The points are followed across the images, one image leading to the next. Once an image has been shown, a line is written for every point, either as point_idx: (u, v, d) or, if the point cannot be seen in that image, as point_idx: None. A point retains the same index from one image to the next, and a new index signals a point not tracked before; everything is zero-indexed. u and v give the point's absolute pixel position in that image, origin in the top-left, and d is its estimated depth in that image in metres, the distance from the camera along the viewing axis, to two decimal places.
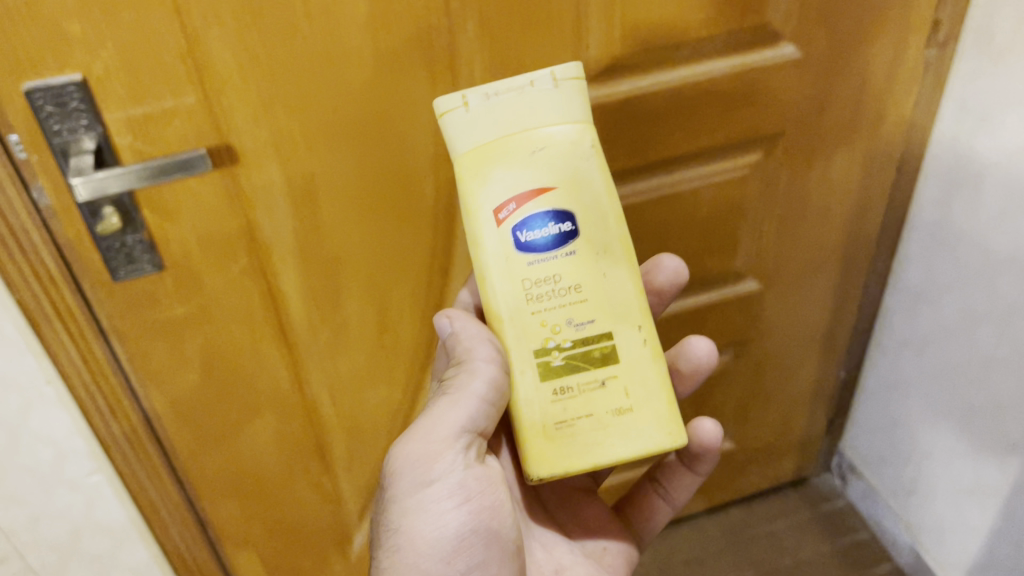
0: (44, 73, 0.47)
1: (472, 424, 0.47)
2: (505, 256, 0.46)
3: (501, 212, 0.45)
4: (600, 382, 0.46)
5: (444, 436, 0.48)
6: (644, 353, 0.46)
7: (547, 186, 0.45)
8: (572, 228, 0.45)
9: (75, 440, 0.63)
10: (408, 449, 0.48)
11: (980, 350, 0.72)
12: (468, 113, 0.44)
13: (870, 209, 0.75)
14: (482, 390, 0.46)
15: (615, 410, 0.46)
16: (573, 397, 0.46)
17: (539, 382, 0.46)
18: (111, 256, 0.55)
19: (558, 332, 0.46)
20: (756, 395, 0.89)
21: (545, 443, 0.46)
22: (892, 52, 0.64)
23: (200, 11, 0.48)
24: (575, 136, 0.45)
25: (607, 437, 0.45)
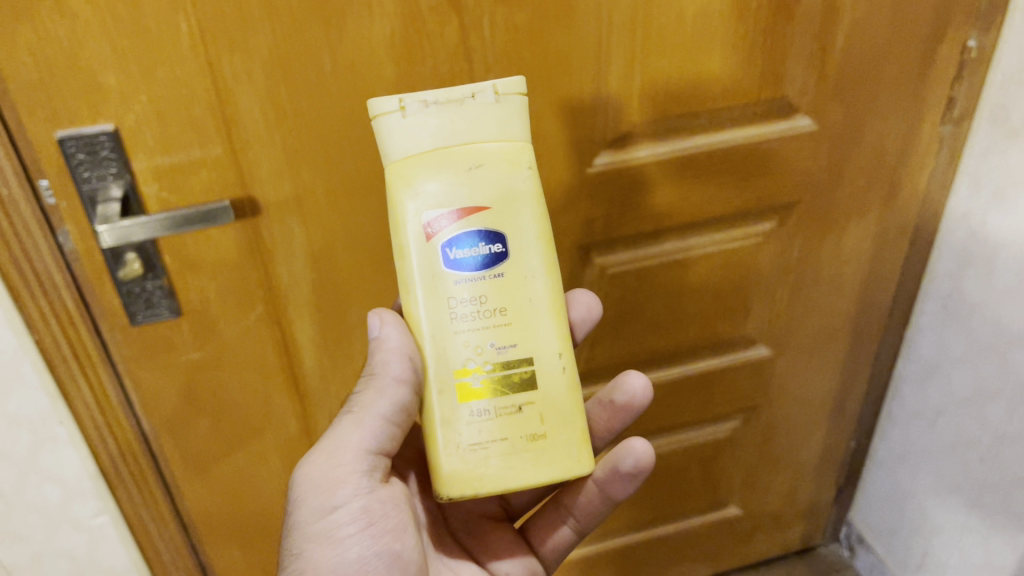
0: (77, 123, 0.49)
1: (376, 441, 0.47)
2: (432, 272, 0.44)
3: (430, 227, 0.44)
4: (517, 408, 0.44)
5: (347, 459, 0.46)
6: (563, 381, 0.45)
7: (481, 206, 0.43)
8: (502, 250, 0.44)
9: (84, 481, 0.64)
10: (310, 473, 0.47)
11: (992, 427, 0.72)
12: (404, 120, 0.43)
13: (882, 279, 0.75)
14: (386, 404, 0.46)
15: (530, 436, 0.44)
16: (490, 421, 0.44)
17: (456, 403, 0.44)
18: (131, 300, 0.56)
19: (479, 353, 0.44)
20: (764, 461, 0.88)
21: (456, 465, 0.44)
22: (905, 128, 0.65)
23: (231, 68, 0.49)
24: (512, 156, 0.44)
25: (518, 462, 0.44)
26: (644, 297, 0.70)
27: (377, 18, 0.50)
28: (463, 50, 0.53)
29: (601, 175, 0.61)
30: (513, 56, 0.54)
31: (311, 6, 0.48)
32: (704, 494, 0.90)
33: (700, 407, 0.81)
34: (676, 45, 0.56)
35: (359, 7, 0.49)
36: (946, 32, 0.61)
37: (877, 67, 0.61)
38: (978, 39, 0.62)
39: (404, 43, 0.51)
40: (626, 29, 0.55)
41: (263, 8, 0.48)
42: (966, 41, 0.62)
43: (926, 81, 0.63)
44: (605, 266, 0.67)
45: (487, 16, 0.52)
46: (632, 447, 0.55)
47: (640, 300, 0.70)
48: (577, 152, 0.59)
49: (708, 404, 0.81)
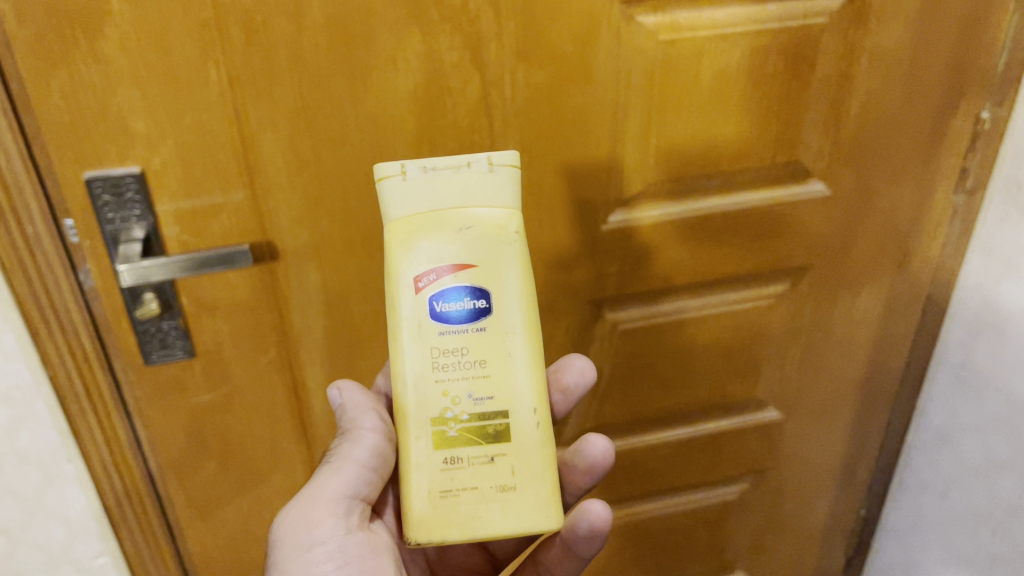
0: (106, 165, 0.50)
1: (354, 484, 0.47)
2: (417, 323, 0.44)
3: (419, 280, 0.44)
4: (489, 458, 0.44)
5: (325, 496, 0.46)
6: (537, 435, 0.45)
7: (468, 263, 0.44)
8: (487, 306, 0.44)
9: (88, 520, 0.63)
10: (289, 514, 0.46)
11: (1003, 501, 0.73)
12: (404, 182, 0.44)
13: (894, 346, 0.75)
14: (362, 448, 0.47)
15: (499, 486, 0.44)
16: (461, 469, 0.44)
17: (430, 450, 0.44)
18: (146, 339, 0.56)
19: (457, 404, 0.44)
20: (772, 526, 0.87)
21: (426, 511, 0.44)
22: (919, 197, 0.66)
23: (257, 117, 0.51)
24: (502, 220, 0.45)
25: (486, 512, 0.44)
26: (655, 354, 0.70)
27: (401, 73, 0.51)
28: (483, 106, 0.54)
29: (615, 232, 0.61)
30: (532, 113, 0.55)
31: (338, 60, 0.50)
32: (710, 557, 0.89)
33: (707, 470, 0.81)
34: (692, 109, 0.57)
35: (384, 62, 0.51)
36: (959, 103, 0.62)
37: (891, 135, 0.62)
38: (991, 110, 0.63)
39: (426, 98, 0.53)
40: (643, 90, 0.56)
41: (291, 61, 0.49)
42: (979, 112, 0.63)
43: (939, 150, 0.64)
44: (617, 321, 0.67)
45: (508, 74, 0.53)
46: (590, 511, 0.52)
47: (650, 357, 0.70)
48: (592, 209, 0.60)
49: (715, 466, 0.81)
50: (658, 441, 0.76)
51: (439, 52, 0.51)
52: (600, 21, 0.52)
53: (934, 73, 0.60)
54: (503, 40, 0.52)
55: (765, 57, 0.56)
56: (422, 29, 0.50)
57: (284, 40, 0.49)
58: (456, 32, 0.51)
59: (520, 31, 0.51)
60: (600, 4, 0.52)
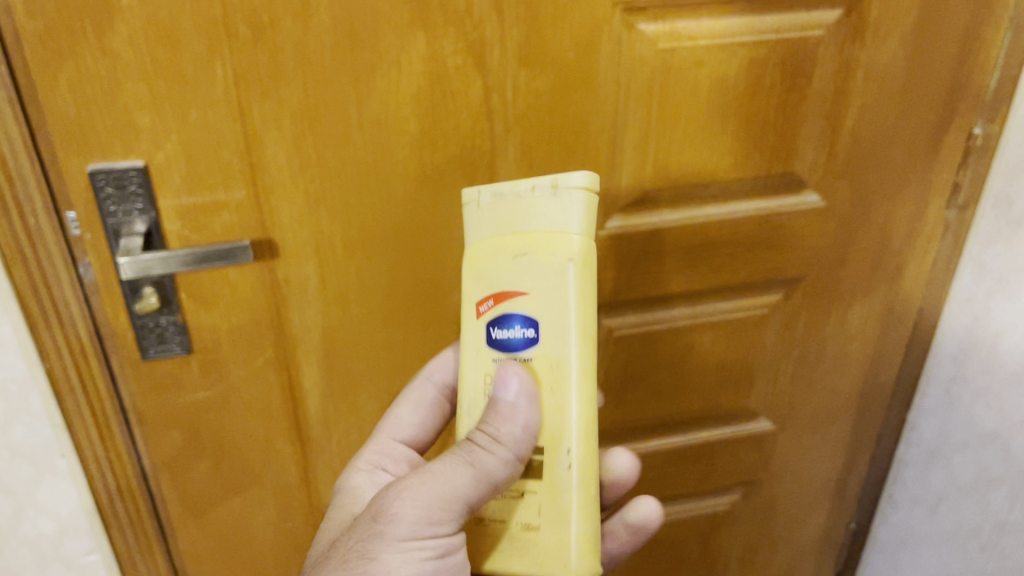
0: (110, 158, 0.50)
1: (477, 497, 0.43)
2: (476, 349, 0.45)
3: (481, 305, 0.44)
4: (520, 493, 0.44)
5: (449, 497, 0.42)
6: (576, 477, 0.43)
7: (518, 292, 0.43)
8: (533, 335, 0.43)
9: (79, 517, 0.63)
10: (409, 491, 0.42)
11: (992, 516, 0.77)
12: (477, 209, 0.45)
13: (886, 360, 0.76)
14: (505, 469, 0.43)
15: (528, 527, 0.43)
16: (499, 500, 0.44)
17: None
18: (144, 334, 0.57)
19: None
20: (763, 539, 0.88)
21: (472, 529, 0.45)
22: (914, 210, 0.67)
23: (262, 114, 0.51)
24: (552, 242, 0.43)
25: (522, 549, 0.43)
26: (649, 362, 0.70)
27: (404, 74, 0.52)
28: (486, 110, 0.55)
29: (613, 238, 0.62)
30: (534, 118, 0.55)
31: (344, 59, 0.51)
32: (701, 568, 0.89)
33: (698, 481, 0.81)
34: (691, 117, 0.58)
35: (388, 63, 0.51)
36: (951, 118, 0.63)
37: (885, 149, 0.63)
38: (983, 126, 0.64)
39: (429, 99, 0.53)
40: (643, 98, 0.57)
41: (297, 59, 0.50)
42: (972, 128, 0.64)
43: (932, 165, 0.65)
44: (612, 328, 0.67)
45: (510, 78, 0.54)
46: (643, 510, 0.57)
47: (643, 365, 0.70)
48: None
49: (707, 478, 0.81)
50: (651, 450, 0.77)
51: (442, 55, 0.52)
52: (601, 28, 0.53)
53: (928, 88, 0.61)
54: (505, 44, 0.52)
55: (763, 68, 0.57)
56: (426, 31, 0.51)
57: (290, 37, 0.49)
58: (461, 34, 0.52)
59: (524, 36, 0.52)
60: (603, 10, 0.53)
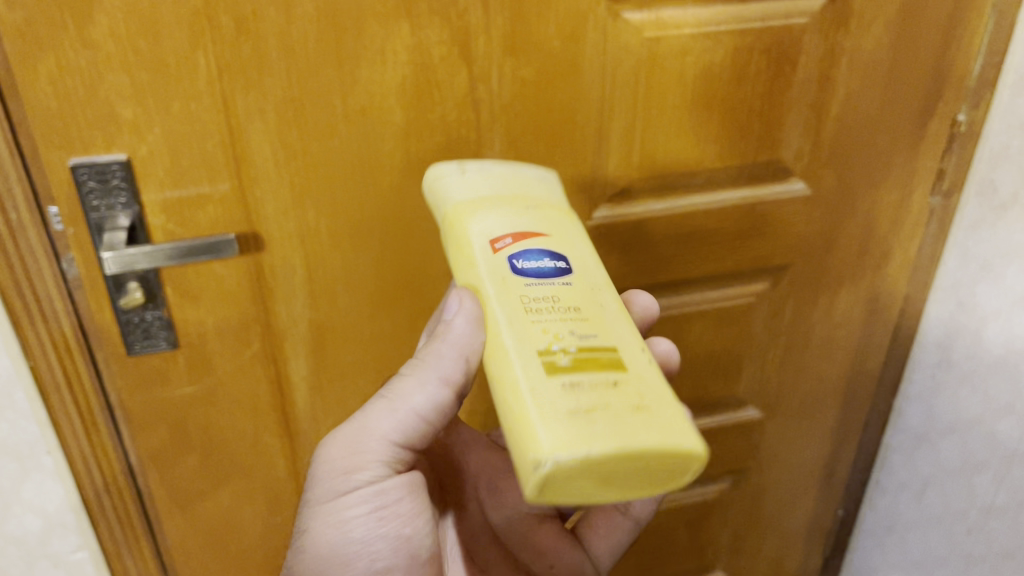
0: (92, 152, 0.50)
1: (402, 434, 0.45)
2: (501, 281, 0.40)
3: (496, 242, 0.42)
4: (610, 381, 0.37)
5: (370, 440, 0.45)
6: (653, 372, 0.38)
7: (539, 232, 0.43)
8: (566, 266, 0.42)
9: (66, 514, 0.63)
10: (334, 446, 0.46)
11: (979, 501, 0.77)
12: (458, 176, 0.46)
13: (872, 346, 0.76)
14: (423, 398, 0.44)
15: (630, 408, 0.36)
16: (583, 390, 0.36)
17: (543, 378, 0.36)
18: (129, 330, 0.56)
19: (559, 337, 0.38)
20: (752, 526, 0.88)
21: (556, 428, 0.34)
22: (898, 197, 0.67)
23: (245, 105, 0.51)
24: (556, 206, 0.46)
25: (627, 428, 0.35)
26: None
27: (389, 64, 0.52)
28: (472, 100, 0.54)
29: (600, 228, 0.62)
30: (520, 108, 0.55)
31: (329, 49, 0.50)
32: (690, 557, 0.90)
33: None
34: (677, 106, 0.58)
35: (373, 53, 0.51)
36: (936, 106, 0.63)
37: (870, 137, 0.63)
38: (967, 113, 0.64)
39: (414, 90, 0.53)
40: (629, 87, 0.56)
41: (281, 49, 0.49)
42: (956, 115, 0.64)
43: (917, 152, 0.65)
44: None
45: (496, 68, 0.53)
46: None
47: None
48: (578, 205, 0.61)
49: None
50: None
51: (428, 44, 0.52)
52: (587, 17, 0.53)
53: (912, 75, 0.61)
54: (491, 34, 0.52)
55: (748, 56, 0.57)
56: (411, 20, 0.51)
57: (273, 28, 0.49)
58: (446, 24, 0.51)
59: (509, 25, 0.52)
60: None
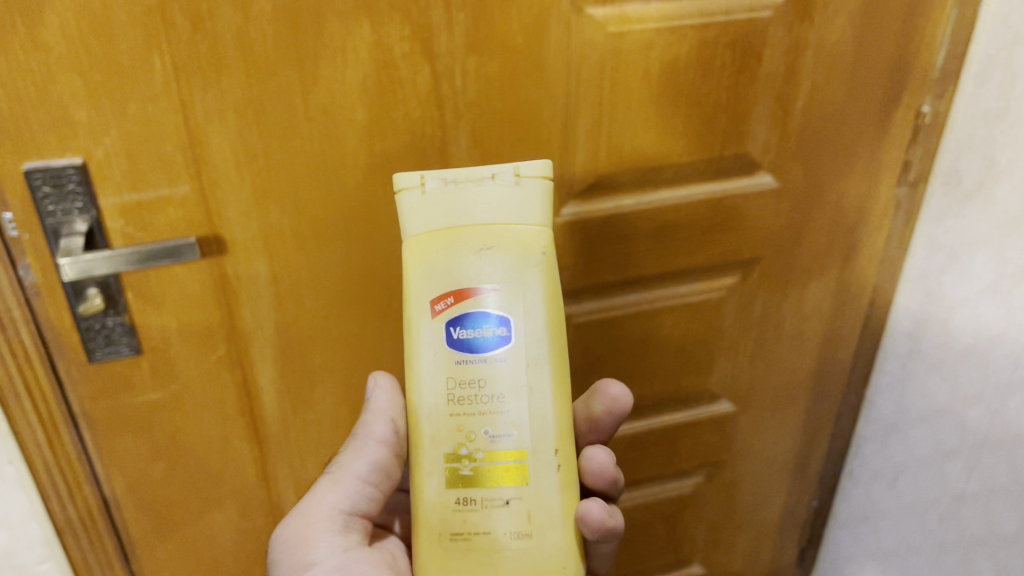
0: (45, 156, 0.48)
1: (349, 499, 0.49)
2: (434, 352, 0.44)
3: (437, 304, 0.44)
4: (504, 501, 0.43)
5: (320, 517, 0.48)
6: (556, 481, 0.44)
7: (487, 288, 0.44)
8: (507, 333, 0.44)
9: (31, 525, 0.62)
10: (284, 538, 0.48)
11: (951, 487, 0.75)
12: (422, 196, 0.44)
13: (844, 337, 0.76)
14: (363, 460, 0.49)
15: (515, 535, 0.43)
16: (474, 511, 0.43)
17: (443, 489, 0.44)
18: (90, 337, 0.55)
19: (471, 440, 0.44)
20: (728, 519, 0.88)
21: (438, 552, 0.44)
22: (866, 188, 0.67)
23: (204, 107, 0.50)
24: (528, 239, 0.44)
25: (501, 561, 0.43)
26: (610, 347, 0.70)
27: (350, 62, 0.51)
28: (436, 97, 0.54)
29: (568, 225, 0.62)
30: (485, 105, 0.55)
31: (288, 48, 0.49)
32: (667, 551, 0.90)
33: (663, 464, 0.81)
34: (643, 101, 0.58)
35: (333, 52, 0.50)
36: (901, 96, 0.63)
37: (837, 129, 0.63)
38: (931, 104, 0.65)
39: (376, 88, 0.52)
40: (594, 83, 0.56)
41: (239, 48, 0.49)
42: (921, 106, 0.65)
43: (882, 143, 0.65)
44: (571, 315, 0.67)
45: (459, 65, 0.53)
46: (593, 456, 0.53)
47: (604, 350, 0.70)
48: None
49: (672, 460, 0.81)
50: (615, 436, 0.76)
51: (389, 42, 0.51)
52: (549, 12, 0.52)
53: (876, 66, 0.61)
54: (452, 31, 0.52)
55: (713, 50, 0.57)
56: (370, 18, 0.50)
57: (230, 27, 0.48)
58: (406, 21, 0.51)
59: (471, 22, 0.51)
60: None
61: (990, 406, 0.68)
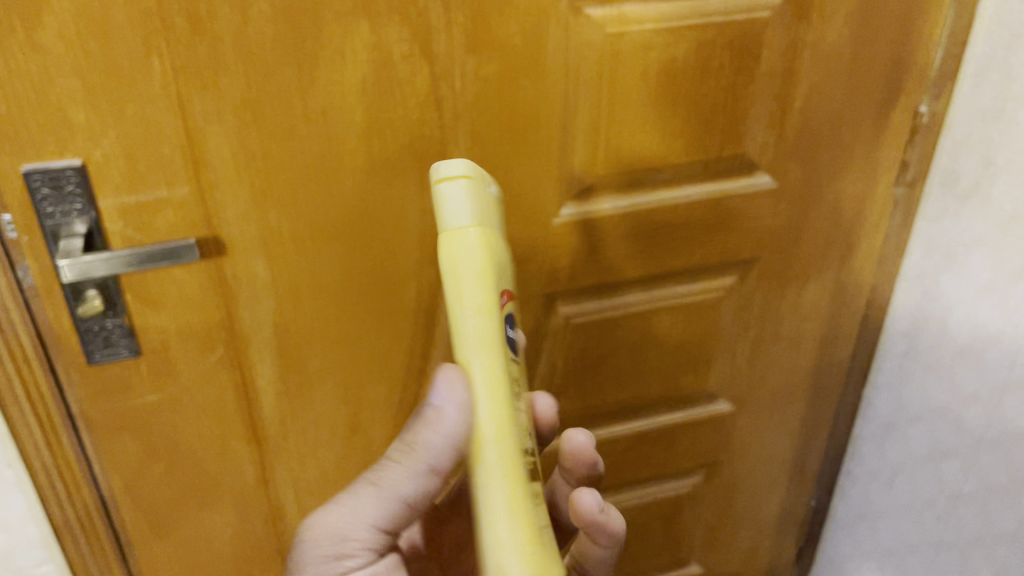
0: (44, 158, 0.48)
1: (387, 518, 0.45)
2: (492, 351, 0.41)
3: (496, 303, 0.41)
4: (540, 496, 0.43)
5: (355, 533, 0.45)
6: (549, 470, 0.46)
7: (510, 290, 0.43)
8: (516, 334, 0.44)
9: (30, 526, 0.62)
10: (314, 537, 0.46)
11: (948, 486, 0.76)
12: (476, 188, 0.40)
13: (842, 337, 0.77)
14: (414, 486, 0.45)
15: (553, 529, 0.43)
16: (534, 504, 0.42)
17: (521, 492, 0.40)
18: (89, 339, 0.55)
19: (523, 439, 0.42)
20: (726, 519, 0.89)
21: (543, 559, 0.40)
22: (863, 188, 0.67)
23: (202, 108, 0.50)
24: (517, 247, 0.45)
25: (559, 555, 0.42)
26: (608, 348, 0.70)
27: (348, 63, 0.51)
28: (434, 99, 0.54)
29: (566, 226, 0.62)
30: (483, 106, 0.55)
31: (287, 49, 0.49)
32: (665, 551, 0.90)
33: (662, 464, 0.81)
34: (641, 102, 0.58)
35: (332, 53, 0.50)
36: (899, 97, 0.64)
37: (835, 129, 0.64)
38: (929, 104, 0.65)
39: (375, 89, 0.52)
40: (592, 84, 0.56)
41: (237, 49, 0.49)
42: (918, 106, 0.65)
43: (880, 143, 0.65)
44: (569, 315, 0.67)
45: (458, 65, 0.53)
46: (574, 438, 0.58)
47: (602, 350, 0.70)
48: (543, 203, 0.60)
49: (670, 460, 0.81)
50: (613, 435, 0.77)
51: (387, 43, 0.51)
52: (547, 13, 0.53)
53: (874, 67, 0.61)
54: (451, 31, 0.52)
55: (711, 50, 0.57)
56: (369, 19, 0.50)
57: (229, 29, 0.48)
58: (405, 22, 0.51)
59: (470, 23, 0.52)
60: None
61: (987, 406, 0.70)
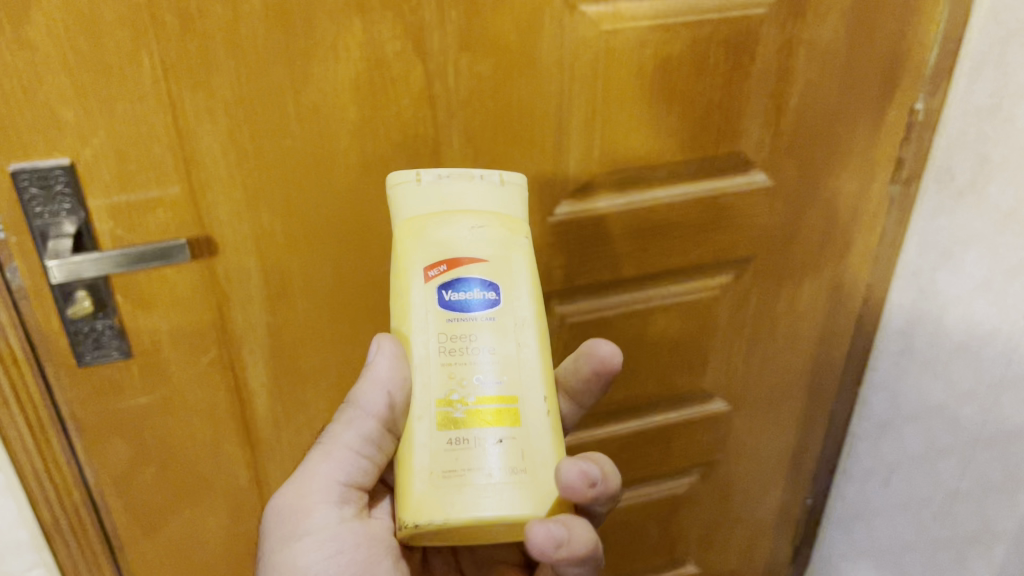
0: (34, 157, 0.48)
1: (341, 468, 0.45)
2: (424, 311, 0.42)
3: (431, 269, 0.42)
4: (497, 439, 0.40)
5: (315, 488, 0.45)
6: (548, 426, 0.41)
7: (478, 257, 0.42)
8: (495, 296, 0.42)
9: (20, 530, 0.61)
10: (279, 500, 0.45)
11: (945, 485, 0.76)
12: (420, 186, 0.43)
13: (837, 335, 0.76)
14: (353, 433, 0.44)
15: (502, 472, 0.39)
16: (469, 450, 0.40)
17: (435, 431, 0.40)
18: (78, 340, 0.54)
19: (463, 385, 0.41)
20: (723, 517, 0.88)
21: (428, 493, 0.39)
22: (859, 186, 0.67)
23: (193, 107, 0.49)
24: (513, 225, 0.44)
25: (490, 498, 0.39)
26: None
27: (341, 61, 0.50)
28: (428, 97, 0.53)
29: (561, 225, 0.61)
30: (477, 104, 0.54)
31: (278, 47, 0.49)
32: (660, 551, 0.90)
33: (658, 464, 0.81)
34: (636, 100, 0.57)
35: (325, 51, 0.50)
36: (895, 95, 0.63)
37: (831, 127, 0.63)
38: (924, 101, 0.64)
39: (368, 86, 0.52)
40: (588, 82, 0.56)
41: (229, 48, 0.48)
42: (914, 104, 0.64)
43: (876, 141, 0.65)
44: (564, 315, 0.67)
45: (453, 62, 0.52)
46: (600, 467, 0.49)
47: None
48: (539, 201, 0.60)
49: (666, 460, 0.81)
50: (608, 435, 0.76)
51: (381, 40, 0.50)
52: (542, 11, 0.52)
53: (870, 64, 0.61)
54: (445, 28, 0.51)
55: (706, 48, 0.57)
56: (363, 17, 0.49)
57: (220, 26, 0.47)
58: (399, 20, 0.50)
59: (464, 20, 0.51)
60: None
61: (983, 404, 0.69)
